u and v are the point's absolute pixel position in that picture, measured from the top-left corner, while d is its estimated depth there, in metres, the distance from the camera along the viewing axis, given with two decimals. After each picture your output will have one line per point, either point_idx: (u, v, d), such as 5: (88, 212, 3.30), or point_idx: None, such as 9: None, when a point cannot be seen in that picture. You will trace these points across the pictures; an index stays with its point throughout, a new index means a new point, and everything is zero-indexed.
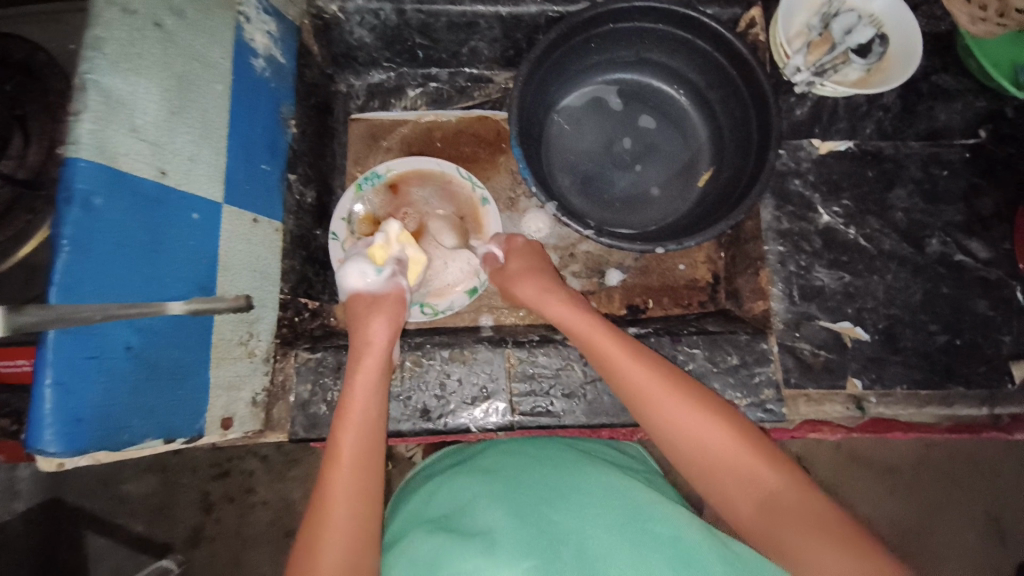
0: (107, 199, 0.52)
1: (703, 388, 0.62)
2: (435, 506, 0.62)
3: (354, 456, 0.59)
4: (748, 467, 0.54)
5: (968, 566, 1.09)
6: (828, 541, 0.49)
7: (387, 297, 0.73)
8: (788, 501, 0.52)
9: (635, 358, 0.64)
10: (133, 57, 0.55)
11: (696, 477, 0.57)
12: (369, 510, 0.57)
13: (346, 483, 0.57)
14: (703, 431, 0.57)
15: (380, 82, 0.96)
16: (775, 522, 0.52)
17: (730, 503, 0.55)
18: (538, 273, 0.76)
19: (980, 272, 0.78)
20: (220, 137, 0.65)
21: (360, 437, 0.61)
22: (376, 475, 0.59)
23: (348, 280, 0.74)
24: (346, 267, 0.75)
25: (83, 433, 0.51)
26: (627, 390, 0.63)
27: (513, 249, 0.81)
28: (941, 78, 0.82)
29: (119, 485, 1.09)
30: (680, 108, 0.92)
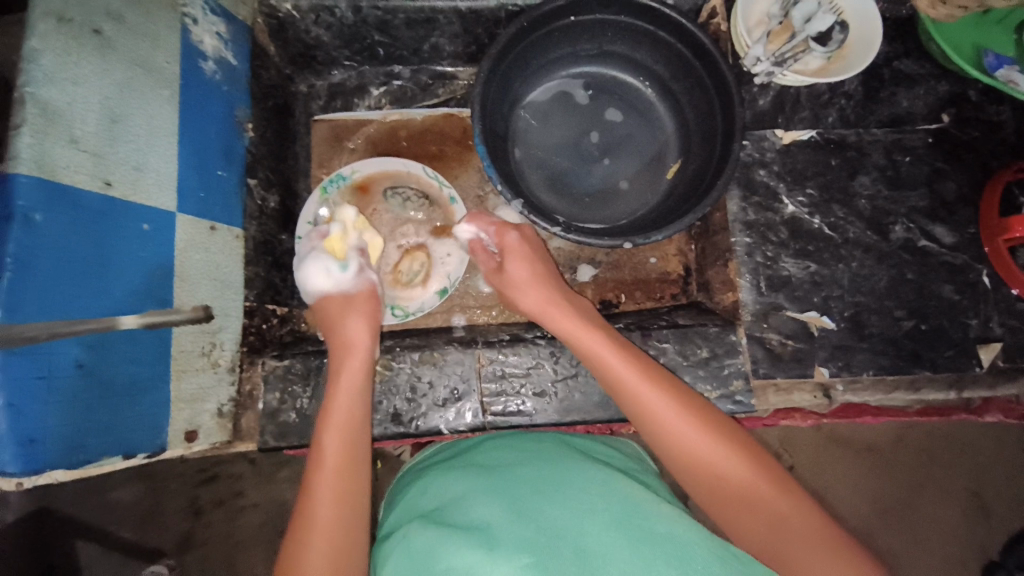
0: (48, 214, 0.50)
1: (703, 401, 0.63)
2: (427, 502, 0.60)
3: (337, 463, 0.59)
4: (748, 481, 0.55)
5: (951, 540, 1.12)
6: (826, 548, 0.50)
7: (358, 292, 0.75)
8: (786, 514, 0.53)
9: (637, 365, 0.64)
10: (70, 66, 0.53)
11: (696, 488, 0.58)
12: (352, 517, 0.56)
13: (331, 490, 0.57)
14: (704, 444, 0.58)
15: (342, 81, 0.95)
16: (775, 534, 0.52)
17: (729, 515, 0.56)
18: (535, 277, 0.74)
19: (946, 257, 0.79)
20: (169, 144, 0.64)
21: (343, 443, 0.60)
22: (359, 481, 0.59)
23: (313, 280, 0.75)
24: (309, 270, 0.75)
25: (40, 454, 0.50)
26: (627, 400, 0.63)
27: (508, 246, 0.77)
28: (902, 63, 0.82)
29: (107, 493, 1.05)
30: (646, 100, 0.91)
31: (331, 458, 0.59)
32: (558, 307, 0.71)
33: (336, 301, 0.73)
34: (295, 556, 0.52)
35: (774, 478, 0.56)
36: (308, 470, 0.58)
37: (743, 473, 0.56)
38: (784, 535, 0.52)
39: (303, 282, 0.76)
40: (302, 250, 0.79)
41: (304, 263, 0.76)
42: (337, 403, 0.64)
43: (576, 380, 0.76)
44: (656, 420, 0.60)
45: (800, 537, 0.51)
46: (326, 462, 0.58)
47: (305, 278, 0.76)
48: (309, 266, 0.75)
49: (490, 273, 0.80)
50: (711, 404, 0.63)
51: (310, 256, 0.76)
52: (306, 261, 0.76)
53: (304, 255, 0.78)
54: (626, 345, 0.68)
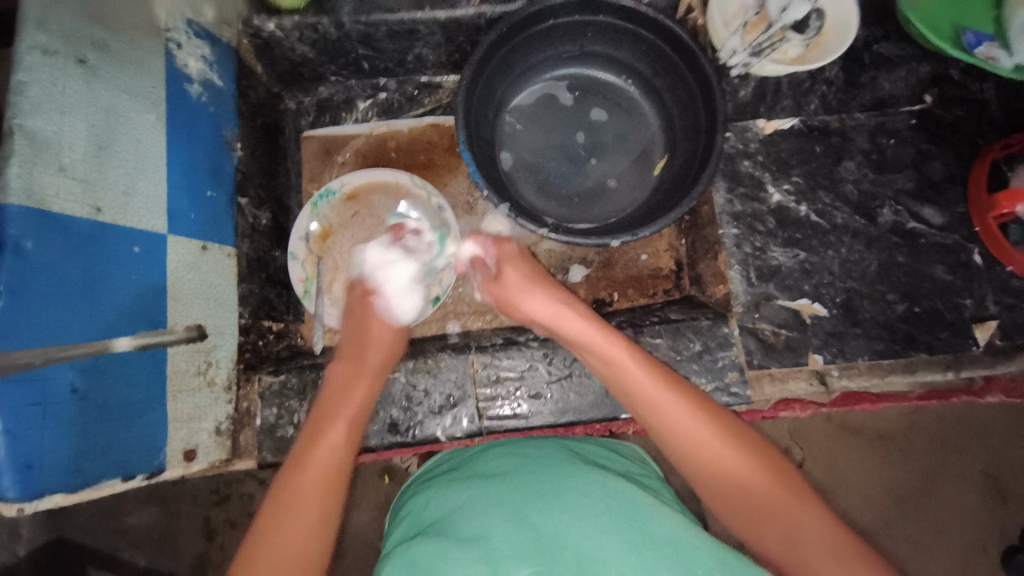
0: (39, 241, 0.51)
1: (726, 411, 0.62)
2: (433, 512, 0.60)
3: (320, 478, 0.61)
4: (772, 494, 0.55)
5: (969, 526, 1.10)
6: (848, 557, 0.49)
7: (405, 332, 0.79)
8: (809, 530, 0.52)
9: (650, 373, 0.63)
10: (56, 96, 0.54)
11: (719, 502, 0.58)
12: (321, 534, 0.57)
13: (308, 501, 0.58)
14: (727, 456, 0.57)
15: (330, 96, 0.96)
16: (795, 550, 0.51)
17: (750, 528, 0.56)
18: (543, 286, 0.72)
19: (936, 238, 0.79)
20: (157, 166, 0.65)
21: (332, 460, 0.63)
22: (334, 502, 0.60)
23: (405, 311, 0.81)
24: (403, 300, 0.81)
25: (39, 477, 0.50)
26: (647, 410, 0.63)
27: (505, 255, 0.76)
28: (883, 47, 0.82)
29: (123, 518, 1.06)
30: (630, 98, 0.92)
31: (317, 470, 0.61)
32: (573, 313, 0.69)
33: (389, 330, 0.77)
34: (254, 554, 0.54)
35: (795, 489, 0.55)
36: (292, 474, 0.60)
37: (765, 487, 0.55)
38: (807, 552, 0.51)
39: (385, 297, 0.81)
40: (405, 271, 0.84)
41: (404, 288, 0.83)
42: (341, 423, 0.66)
43: (571, 380, 0.76)
44: (670, 428, 0.60)
45: (823, 551, 0.50)
46: (311, 473, 0.60)
47: (392, 296, 0.81)
48: (408, 297, 0.82)
49: (485, 284, 0.78)
50: (733, 413, 0.62)
51: (411, 289, 0.83)
52: (409, 290, 0.82)
53: (405, 277, 0.83)
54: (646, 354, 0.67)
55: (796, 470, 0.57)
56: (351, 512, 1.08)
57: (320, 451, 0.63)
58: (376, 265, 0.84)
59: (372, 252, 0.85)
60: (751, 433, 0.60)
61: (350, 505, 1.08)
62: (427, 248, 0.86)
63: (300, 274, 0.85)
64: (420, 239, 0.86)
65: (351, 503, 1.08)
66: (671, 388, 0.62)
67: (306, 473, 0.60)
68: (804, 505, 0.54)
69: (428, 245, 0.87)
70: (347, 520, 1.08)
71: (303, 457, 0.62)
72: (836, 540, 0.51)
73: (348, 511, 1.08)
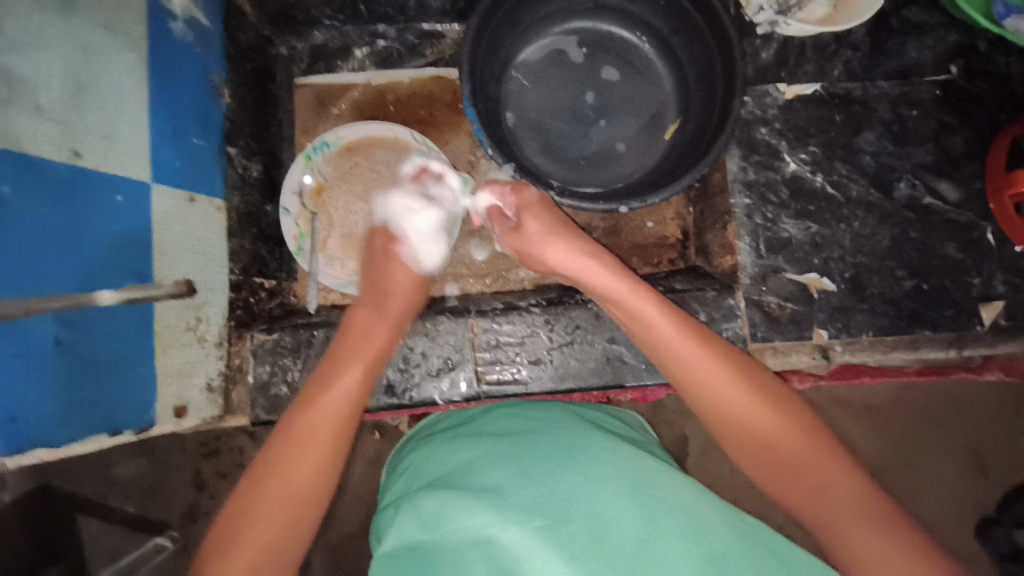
0: (16, 185, 0.48)
1: (760, 368, 0.61)
2: (443, 466, 0.60)
3: (332, 419, 0.60)
4: (802, 452, 0.54)
5: (948, 498, 1.12)
6: (873, 515, 0.49)
7: (427, 280, 0.76)
8: (834, 486, 0.52)
9: (677, 325, 0.62)
10: (32, 29, 0.49)
11: (743, 456, 0.58)
12: (322, 480, 0.57)
13: (319, 443, 0.58)
14: (753, 412, 0.57)
15: (325, 42, 0.91)
16: (822, 507, 0.51)
17: (774, 482, 0.55)
18: (569, 234, 0.70)
19: (950, 214, 0.76)
20: (139, 111, 0.61)
21: (348, 404, 0.61)
22: (341, 447, 0.59)
23: (427, 257, 0.76)
24: (425, 246, 0.76)
25: (22, 431, 0.48)
26: (674, 364, 0.62)
27: (524, 206, 0.71)
28: (912, 12, 0.78)
29: (110, 469, 1.04)
30: (643, 56, 0.87)
31: (328, 412, 0.60)
32: (601, 262, 0.67)
33: (412, 278, 0.74)
34: (259, 488, 0.54)
35: (824, 447, 0.55)
36: (306, 417, 0.59)
37: (795, 445, 0.55)
38: (835, 511, 0.51)
39: (409, 246, 0.75)
40: (430, 217, 0.76)
41: (427, 236, 0.76)
42: (357, 368, 0.64)
43: (573, 347, 0.75)
44: (695, 382, 0.60)
45: (852, 512, 0.50)
46: (325, 415, 0.59)
47: (418, 245, 0.76)
48: (432, 245, 0.76)
49: (506, 237, 0.74)
50: (761, 366, 0.62)
51: (435, 238, 0.77)
52: (434, 239, 0.76)
53: (428, 224, 0.76)
54: (671, 306, 0.65)
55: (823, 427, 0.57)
56: None
57: (332, 395, 0.61)
58: (398, 212, 0.77)
59: (393, 198, 0.78)
60: (781, 389, 0.59)
61: None
62: (451, 195, 0.77)
63: (293, 231, 0.82)
64: (444, 184, 0.77)
65: None
66: (706, 347, 0.61)
67: (317, 414, 0.59)
68: (830, 460, 0.53)
69: (452, 192, 0.77)
70: None
71: (317, 398, 0.61)
72: (863, 503, 0.50)
73: None
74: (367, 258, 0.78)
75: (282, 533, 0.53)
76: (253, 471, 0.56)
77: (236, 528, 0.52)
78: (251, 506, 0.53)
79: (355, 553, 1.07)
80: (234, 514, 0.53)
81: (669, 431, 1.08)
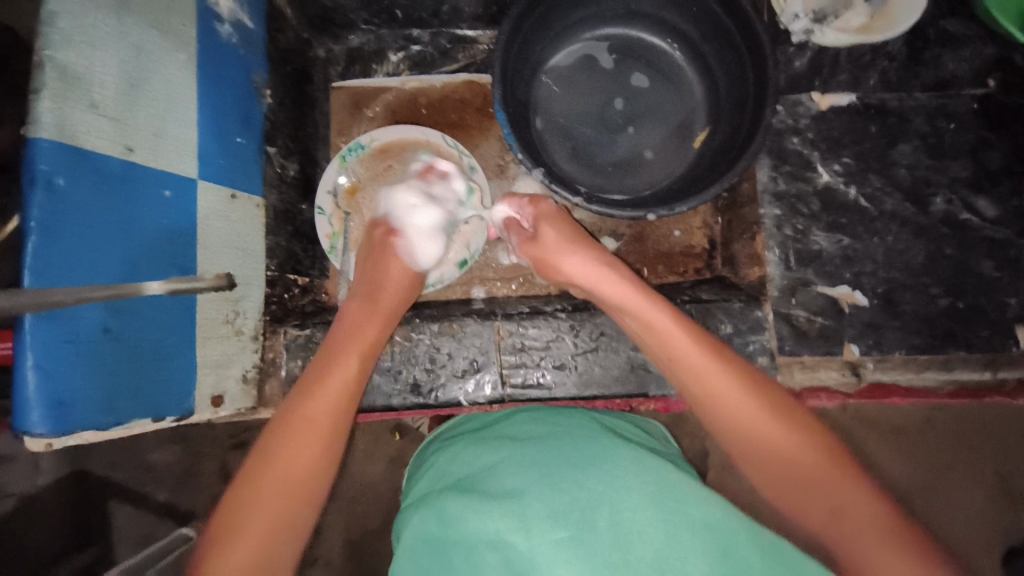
0: (71, 178, 0.50)
1: (777, 387, 0.61)
2: (459, 470, 0.61)
3: (330, 410, 0.61)
4: (819, 469, 0.53)
5: (975, 523, 1.09)
6: (893, 538, 0.48)
7: (420, 277, 0.78)
8: (853, 507, 0.51)
9: (693, 340, 0.62)
10: (88, 29, 0.52)
11: (758, 474, 0.57)
12: (318, 468, 0.57)
13: (317, 434, 0.58)
14: (767, 426, 0.57)
15: (361, 45, 0.92)
16: (840, 529, 0.50)
17: (790, 501, 0.54)
18: (585, 245, 0.71)
19: (987, 231, 0.75)
20: (188, 110, 0.63)
21: (341, 395, 0.62)
22: (338, 436, 0.60)
23: (420, 252, 0.77)
24: (422, 243, 0.77)
25: (69, 415, 0.50)
26: (690, 379, 0.61)
27: (541, 214, 0.74)
28: (949, 23, 0.77)
29: (142, 456, 1.08)
30: (674, 64, 0.88)
31: (326, 403, 0.61)
32: (616, 273, 0.68)
33: (405, 273, 0.75)
34: (257, 475, 0.54)
35: (843, 467, 0.53)
36: (302, 408, 0.60)
37: (810, 459, 0.54)
38: (853, 534, 0.49)
39: (406, 242, 0.76)
40: (429, 215, 0.78)
41: (425, 234, 0.77)
42: (350, 360, 0.65)
43: (597, 353, 0.75)
44: (711, 398, 0.60)
45: (867, 534, 0.49)
46: (320, 405, 0.60)
47: (416, 241, 0.77)
48: (430, 243, 0.78)
49: (521, 246, 0.76)
50: (779, 385, 0.61)
51: (434, 235, 0.78)
52: (431, 237, 0.77)
53: (428, 221, 0.77)
54: (688, 320, 0.65)
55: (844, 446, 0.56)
56: (359, 465, 1.10)
57: (330, 386, 0.62)
58: (399, 206, 0.78)
59: (398, 194, 0.79)
60: (798, 409, 0.58)
61: (360, 457, 1.10)
62: (452, 196, 0.80)
63: (327, 230, 0.84)
64: (448, 185, 0.80)
65: (361, 455, 1.10)
66: (720, 361, 0.61)
67: (318, 405, 0.60)
68: (848, 480, 0.52)
69: (454, 194, 0.80)
70: (357, 469, 1.10)
71: (311, 390, 0.61)
72: (884, 525, 0.49)
73: (359, 463, 1.10)
74: (363, 251, 0.78)
75: (279, 522, 0.53)
76: (252, 461, 0.56)
77: (232, 515, 0.52)
78: (249, 494, 0.53)
79: (373, 549, 1.09)
80: (230, 501, 0.53)
81: (689, 442, 1.07)
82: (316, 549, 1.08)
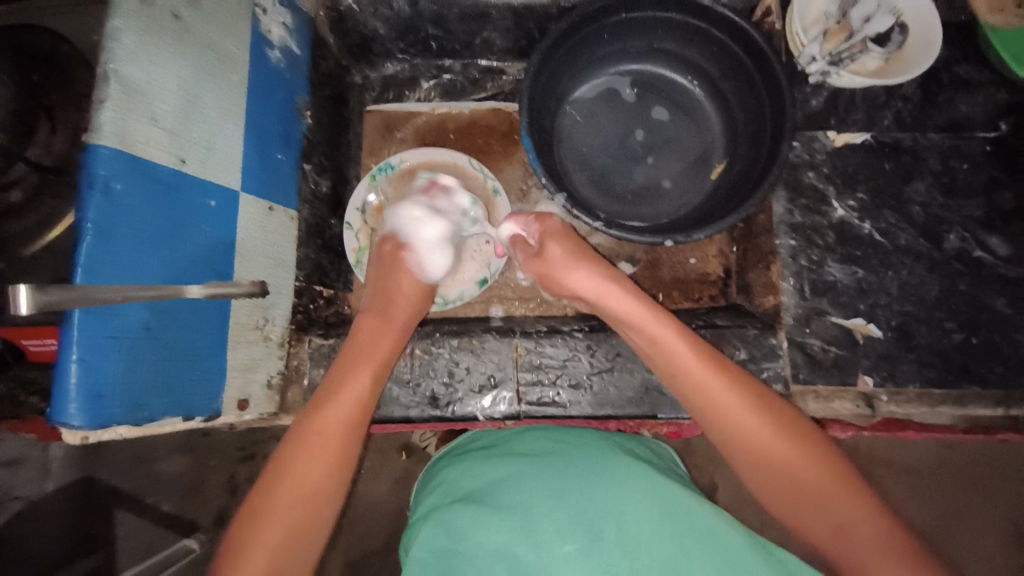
0: (126, 184, 0.53)
1: (784, 403, 0.61)
2: (470, 482, 0.62)
3: (342, 424, 0.62)
4: (823, 486, 0.54)
5: (990, 573, 1.06)
6: (898, 553, 0.49)
7: (428, 287, 0.80)
8: (859, 523, 0.52)
9: (699, 359, 0.63)
10: (152, 47, 0.55)
11: (766, 491, 0.58)
12: (330, 483, 0.58)
13: (329, 445, 0.59)
14: (774, 444, 0.57)
15: (395, 74, 0.98)
16: (848, 544, 0.51)
17: (797, 516, 0.55)
18: (587, 262, 0.73)
19: (1000, 269, 0.76)
20: (235, 125, 0.67)
21: (354, 409, 0.63)
22: (352, 445, 0.61)
23: (429, 264, 0.80)
24: (433, 254, 0.80)
25: (107, 407, 0.52)
26: (697, 397, 0.62)
27: (547, 232, 0.77)
28: (962, 68, 0.80)
29: (153, 464, 1.09)
30: (694, 100, 0.91)
31: (338, 415, 0.62)
32: (617, 289, 0.70)
33: (416, 286, 0.77)
34: (271, 486, 0.56)
35: (848, 482, 0.54)
36: (319, 418, 0.61)
37: (816, 476, 0.55)
38: (860, 548, 0.50)
39: (417, 253, 0.79)
40: (435, 227, 0.82)
41: (433, 245, 0.81)
42: (365, 376, 0.66)
43: (612, 373, 0.77)
44: (717, 419, 0.60)
45: (875, 547, 0.50)
46: (334, 417, 0.61)
47: (424, 251, 0.80)
48: (437, 254, 0.81)
49: (527, 262, 0.78)
50: (786, 400, 0.62)
51: (440, 245, 0.82)
52: (439, 247, 0.81)
53: (434, 232, 0.82)
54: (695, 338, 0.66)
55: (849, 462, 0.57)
56: (365, 483, 1.10)
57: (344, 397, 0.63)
58: (405, 219, 0.82)
59: (403, 208, 0.83)
60: (805, 424, 0.59)
61: (366, 475, 1.11)
62: (455, 208, 0.86)
63: (353, 245, 0.88)
64: (451, 199, 0.86)
65: (368, 472, 1.11)
66: (725, 378, 0.61)
67: (328, 417, 0.61)
68: (854, 496, 0.53)
69: (458, 206, 0.86)
70: (363, 488, 1.10)
71: (326, 402, 0.63)
72: (892, 541, 0.50)
73: (365, 481, 1.10)
74: (374, 264, 0.80)
75: (292, 534, 0.54)
76: (267, 471, 0.57)
77: (248, 528, 0.53)
78: (263, 506, 0.54)
79: (374, 569, 1.08)
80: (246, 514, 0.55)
81: (699, 474, 1.07)
82: (317, 566, 1.08)
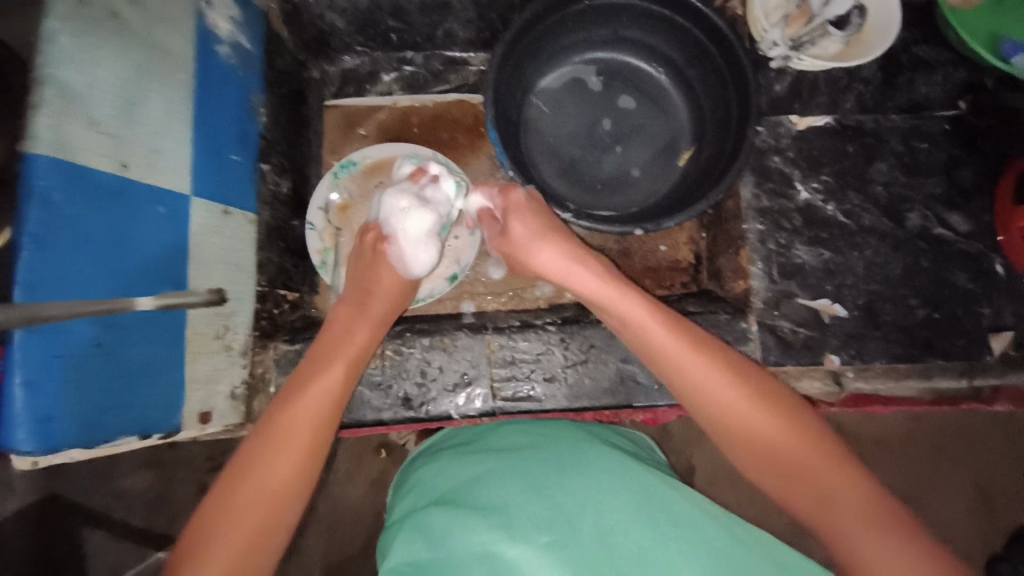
0: (67, 194, 0.50)
1: (768, 377, 0.61)
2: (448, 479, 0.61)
3: (311, 422, 0.59)
4: (808, 459, 0.54)
5: (958, 537, 1.10)
6: (879, 525, 0.49)
7: (412, 283, 0.76)
8: (842, 496, 0.52)
9: (679, 338, 0.62)
10: (89, 47, 0.53)
11: (750, 467, 0.57)
12: (296, 482, 0.56)
13: (296, 443, 0.57)
14: (759, 420, 0.57)
15: (354, 67, 0.94)
16: (832, 518, 0.51)
17: (783, 492, 0.55)
18: (556, 235, 0.71)
19: (961, 245, 0.78)
20: (184, 128, 0.64)
21: (323, 403, 0.61)
22: (320, 442, 0.59)
23: (414, 263, 0.74)
24: (417, 251, 0.75)
25: (58, 431, 0.50)
26: (679, 377, 0.61)
27: (513, 207, 0.72)
28: (921, 49, 0.81)
29: (117, 481, 1.05)
30: (660, 87, 0.91)
31: (305, 410, 0.60)
32: (588, 271, 0.69)
33: (399, 281, 0.74)
34: (234, 487, 0.54)
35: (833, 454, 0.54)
36: (285, 415, 0.59)
37: (800, 451, 0.55)
38: (844, 522, 0.51)
39: (401, 249, 0.74)
40: (422, 220, 0.74)
41: (418, 240, 0.74)
42: (338, 370, 0.64)
43: (586, 365, 0.76)
44: (699, 397, 0.60)
45: (859, 519, 0.50)
46: (302, 414, 0.59)
47: (409, 248, 0.74)
48: (423, 250, 0.75)
49: (495, 240, 0.76)
50: (771, 374, 0.61)
51: (428, 241, 0.75)
52: (424, 243, 0.75)
53: (422, 226, 0.74)
54: (674, 317, 0.65)
55: (834, 433, 0.56)
56: (342, 486, 1.09)
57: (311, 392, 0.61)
58: (389, 208, 0.75)
59: (389, 196, 0.75)
60: (790, 397, 0.59)
61: (342, 479, 1.09)
62: (444, 199, 0.77)
63: (317, 245, 0.85)
64: (440, 188, 0.77)
65: (345, 475, 1.09)
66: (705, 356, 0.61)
67: (295, 413, 0.59)
68: (838, 468, 0.53)
69: (446, 197, 0.78)
70: (339, 491, 1.09)
71: (293, 399, 0.60)
72: (875, 512, 0.50)
73: (341, 484, 1.09)
74: (357, 252, 0.76)
75: (257, 535, 0.52)
76: (230, 472, 0.55)
77: (209, 531, 0.51)
78: (226, 508, 0.53)
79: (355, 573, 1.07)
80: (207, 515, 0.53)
81: (676, 458, 1.08)
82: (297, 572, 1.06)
